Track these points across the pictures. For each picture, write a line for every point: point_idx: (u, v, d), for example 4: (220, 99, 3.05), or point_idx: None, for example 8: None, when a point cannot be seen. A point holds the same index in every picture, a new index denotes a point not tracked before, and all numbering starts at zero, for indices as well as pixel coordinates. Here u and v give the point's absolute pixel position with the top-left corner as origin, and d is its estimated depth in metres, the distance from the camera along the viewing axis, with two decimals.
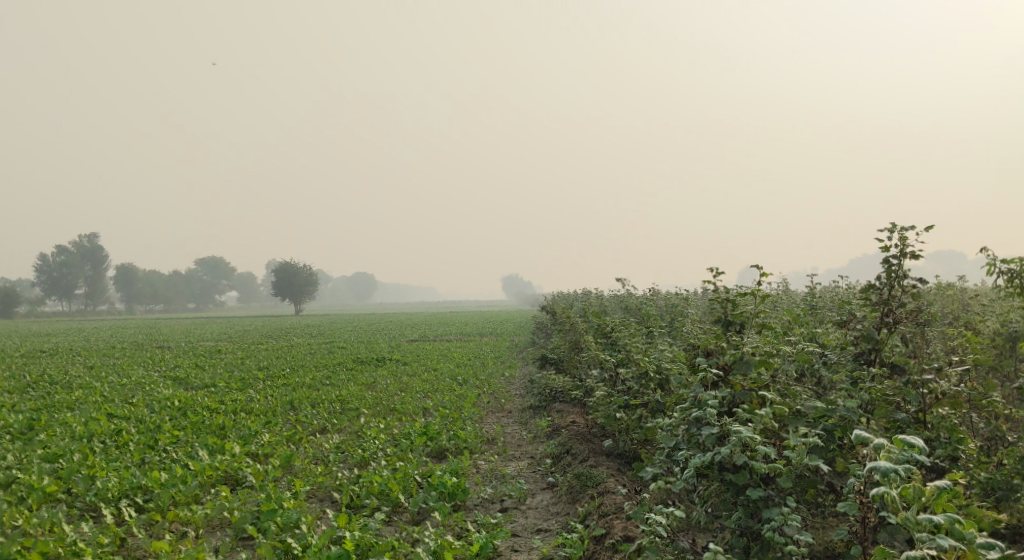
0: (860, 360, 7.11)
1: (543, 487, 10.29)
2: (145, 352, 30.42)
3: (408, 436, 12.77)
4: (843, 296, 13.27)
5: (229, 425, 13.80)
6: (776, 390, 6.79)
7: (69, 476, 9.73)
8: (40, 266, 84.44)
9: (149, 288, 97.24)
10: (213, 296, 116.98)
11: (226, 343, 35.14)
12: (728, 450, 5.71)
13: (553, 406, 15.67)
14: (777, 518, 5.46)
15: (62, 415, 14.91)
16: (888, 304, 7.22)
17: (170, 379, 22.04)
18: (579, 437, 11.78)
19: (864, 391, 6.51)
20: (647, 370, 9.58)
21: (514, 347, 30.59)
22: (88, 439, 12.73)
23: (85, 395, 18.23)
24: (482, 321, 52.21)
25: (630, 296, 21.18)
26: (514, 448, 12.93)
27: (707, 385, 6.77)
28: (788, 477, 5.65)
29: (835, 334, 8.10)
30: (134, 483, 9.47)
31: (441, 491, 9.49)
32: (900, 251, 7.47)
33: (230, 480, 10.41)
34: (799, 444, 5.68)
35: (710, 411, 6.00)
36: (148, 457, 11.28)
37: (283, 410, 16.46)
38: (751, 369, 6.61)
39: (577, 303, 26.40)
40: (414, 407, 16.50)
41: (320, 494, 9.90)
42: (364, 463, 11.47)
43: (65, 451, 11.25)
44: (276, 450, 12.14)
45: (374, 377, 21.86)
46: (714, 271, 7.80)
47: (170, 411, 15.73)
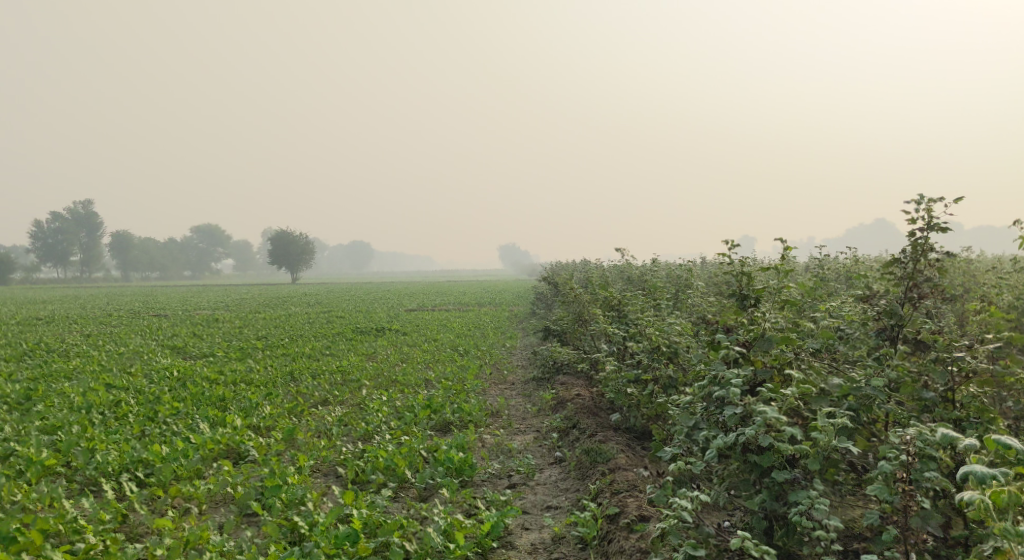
0: (883, 337, 6.96)
1: (551, 462, 10.13)
2: (143, 320, 30.13)
3: (412, 409, 12.59)
4: (855, 268, 13.03)
5: (230, 396, 13.61)
6: (798, 368, 6.56)
7: (68, 449, 9.53)
8: (35, 233, 83.77)
9: (145, 256, 96.74)
10: (209, 264, 116.51)
11: (223, 311, 34.92)
12: (753, 432, 5.52)
13: (556, 378, 15.50)
14: (804, 502, 5.33)
15: (59, 385, 14.70)
16: (912, 278, 7.00)
17: (167, 348, 21.82)
18: (586, 411, 11.59)
19: (891, 368, 6.31)
20: (658, 345, 9.38)
21: (514, 317, 30.42)
22: (87, 410, 12.54)
23: (82, 364, 18.02)
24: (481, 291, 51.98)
25: (633, 266, 20.91)
26: (519, 421, 12.76)
27: (728, 363, 6.56)
28: (815, 459, 5.47)
29: (855, 309, 7.85)
30: (135, 457, 9.28)
31: (448, 467, 9.36)
32: (926, 224, 7.24)
33: (232, 455, 10.24)
34: (827, 425, 5.49)
35: (733, 390, 5.79)
36: (148, 429, 11.10)
37: (283, 381, 16.28)
38: (773, 346, 6.40)
39: (577, 273, 26.16)
40: (415, 379, 16.32)
41: (325, 469, 9.74)
42: (368, 436, 11.32)
43: (64, 423, 11.05)
44: (278, 422, 11.96)
45: (374, 347, 21.67)
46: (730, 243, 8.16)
47: (170, 382, 15.54)
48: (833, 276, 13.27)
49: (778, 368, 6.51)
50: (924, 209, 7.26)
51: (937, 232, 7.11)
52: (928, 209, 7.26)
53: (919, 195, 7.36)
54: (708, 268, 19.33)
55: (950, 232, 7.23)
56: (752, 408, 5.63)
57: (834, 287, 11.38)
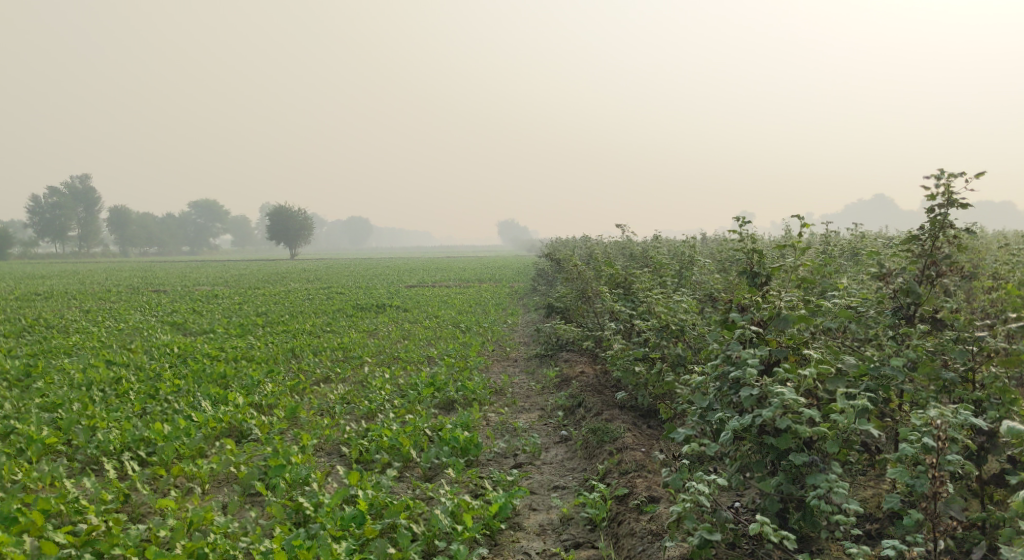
0: (899, 316, 6.74)
1: (557, 441, 10.04)
2: (142, 296, 29.95)
3: (415, 387, 12.47)
4: (863, 245, 12.83)
5: (231, 374, 13.50)
6: (814, 348, 6.39)
7: (69, 427, 9.42)
8: (33, 207, 83.38)
9: (143, 231, 96.37)
10: (208, 239, 116.09)
11: (223, 287, 34.78)
12: (770, 414, 5.38)
13: (560, 355, 15.39)
14: (822, 485, 5.21)
15: (59, 362, 14.57)
16: (930, 255, 6.80)
17: (167, 324, 21.70)
18: (591, 389, 11.48)
19: (910, 348, 6.10)
20: (667, 323, 9.20)
21: (515, 294, 30.27)
22: (87, 387, 12.42)
23: (82, 340, 17.90)
24: (480, 267, 51.83)
25: (635, 242, 20.69)
26: (523, 399, 12.65)
27: (742, 342, 6.40)
28: (834, 442, 5.34)
29: (870, 287, 7.68)
30: (136, 435, 9.17)
31: (453, 447, 9.26)
32: (945, 200, 7.04)
33: (235, 433, 10.14)
34: (847, 407, 5.35)
35: (749, 371, 5.63)
36: (149, 407, 10.99)
37: (285, 358, 16.17)
38: (789, 325, 6.24)
39: (579, 250, 25.93)
40: (418, 356, 16.22)
41: (328, 448, 9.65)
42: (371, 415, 11.23)
43: (64, 400, 10.93)
44: (280, 400, 11.85)
45: (374, 324, 21.54)
46: (742, 220, 8.07)
47: (170, 359, 15.40)
48: (841, 253, 13.07)
49: (794, 347, 6.35)
50: (944, 185, 7.06)
51: (957, 209, 6.90)
52: (947, 185, 7.05)
53: (938, 171, 7.16)
54: (711, 246, 19.14)
55: (971, 209, 7.01)
56: (770, 389, 5.48)
57: (843, 266, 11.19)
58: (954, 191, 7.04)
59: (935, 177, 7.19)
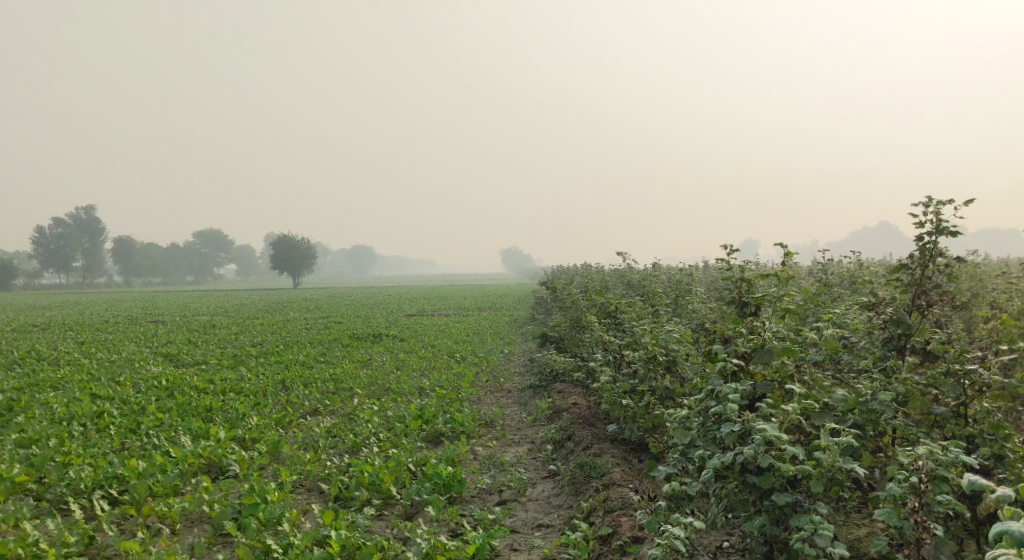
0: (890, 347, 6.45)
1: (545, 476, 9.76)
2: (138, 327, 29.74)
3: (402, 420, 12.18)
4: (860, 273, 12.57)
5: (217, 407, 13.23)
6: (800, 380, 6.15)
7: (41, 464, 9.18)
8: (36, 239, 83.65)
9: (147, 261, 96.60)
10: (211, 269, 116.29)
11: (221, 317, 34.48)
12: (752, 452, 5.10)
13: (553, 386, 15.09)
14: (806, 527, 4.94)
15: (44, 395, 14.34)
16: (920, 284, 6.52)
17: (160, 355, 21.48)
18: (582, 422, 11.20)
19: (899, 381, 5.82)
20: (655, 354, 8.95)
21: (514, 322, 30.02)
22: (68, 421, 12.16)
23: (71, 372, 17.69)
24: (481, 295, 51.45)
25: (633, 270, 20.46)
26: (514, 432, 12.34)
27: (726, 376, 6.13)
28: (819, 481, 5.05)
29: (861, 316, 7.42)
30: (109, 473, 8.95)
31: (435, 483, 8.98)
32: (936, 227, 6.80)
33: (213, 469, 9.86)
34: (831, 444, 5.07)
35: (730, 406, 5.36)
36: (128, 442, 10.73)
37: (274, 390, 15.89)
38: (773, 358, 5.99)
39: (578, 278, 25.64)
40: (409, 387, 15.94)
41: (308, 484, 9.39)
42: (356, 449, 10.95)
43: (42, 435, 10.68)
44: (264, 434, 11.57)
45: (369, 354, 21.27)
46: (729, 248, 7.82)
47: (157, 392, 15.15)
48: (838, 282, 12.81)
49: (779, 381, 6.07)
50: (934, 211, 6.82)
51: (947, 236, 6.63)
52: (937, 211, 6.82)
53: (928, 198, 6.93)
54: (710, 274, 18.89)
55: (963, 238, 6.74)
56: (751, 425, 5.22)
57: (838, 292, 10.96)
58: (944, 219, 6.79)
59: (925, 205, 6.96)
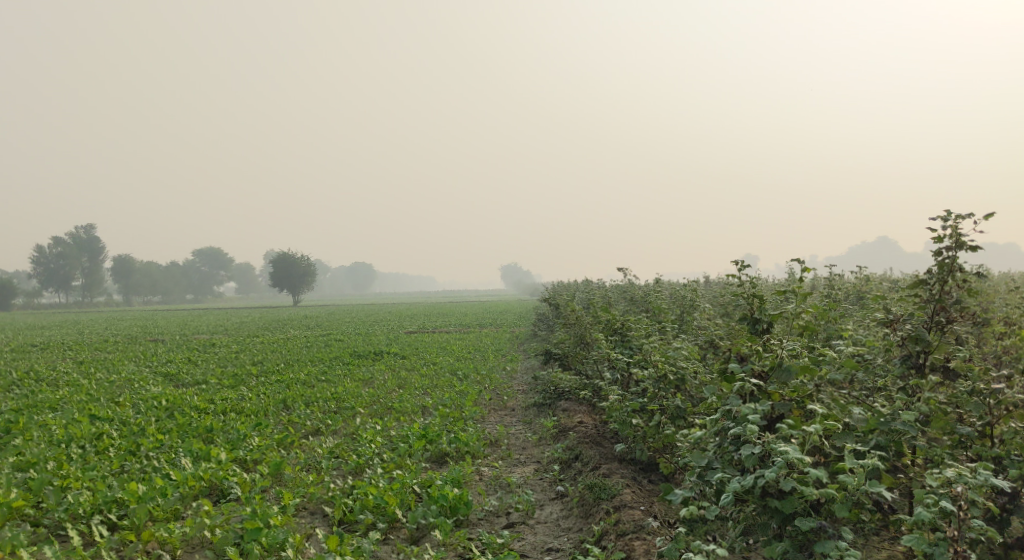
0: (908, 364, 6.30)
1: (553, 497, 9.58)
2: (138, 346, 29.48)
3: (406, 439, 11.99)
4: (867, 288, 12.45)
5: (217, 427, 13.03)
6: (819, 400, 6.01)
7: (39, 488, 9.00)
8: (36, 258, 83.58)
9: (146, 280, 96.43)
10: (211, 287, 116.16)
11: (221, 336, 34.27)
12: (773, 475, 4.95)
13: (558, 404, 14.92)
14: (832, 553, 4.78)
15: (42, 417, 14.14)
16: (939, 300, 6.38)
17: (160, 375, 21.26)
18: (589, 441, 11.01)
19: (921, 401, 5.66)
20: (665, 372, 8.79)
21: (516, 339, 29.81)
22: (66, 443, 11.97)
23: (70, 393, 17.47)
24: (482, 312, 51.24)
25: (636, 286, 20.31)
26: (519, 452, 12.15)
27: (743, 396, 6.00)
28: (844, 506, 4.91)
29: (876, 333, 7.28)
30: (108, 496, 8.78)
31: (442, 505, 8.80)
32: (954, 242, 6.67)
33: (214, 492, 9.67)
34: (857, 466, 4.94)
35: (750, 428, 5.22)
36: (128, 465, 10.54)
37: (275, 410, 15.70)
38: (792, 377, 5.86)
39: (580, 294, 25.48)
40: (412, 406, 15.75)
41: (311, 508, 9.20)
42: (359, 470, 10.76)
43: (40, 458, 10.49)
44: (266, 455, 11.38)
45: (370, 372, 21.05)
46: (740, 264, 7.65)
47: (157, 412, 14.96)
48: (845, 297, 12.67)
49: (798, 401, 5.94)
50: (952, 226, 6.69)
51: (967, 251, 6.50)
52: (955, 226, 6.70)
53: (946, 213, 6.80)
54: (713, 289, 18.76)
55: (982, 252, 6.61)
56: (772, 447, 5.08)
57: (848, 308, 10.83)
58: (963, 233, 6.65)
59: (942, 219, 6.84)
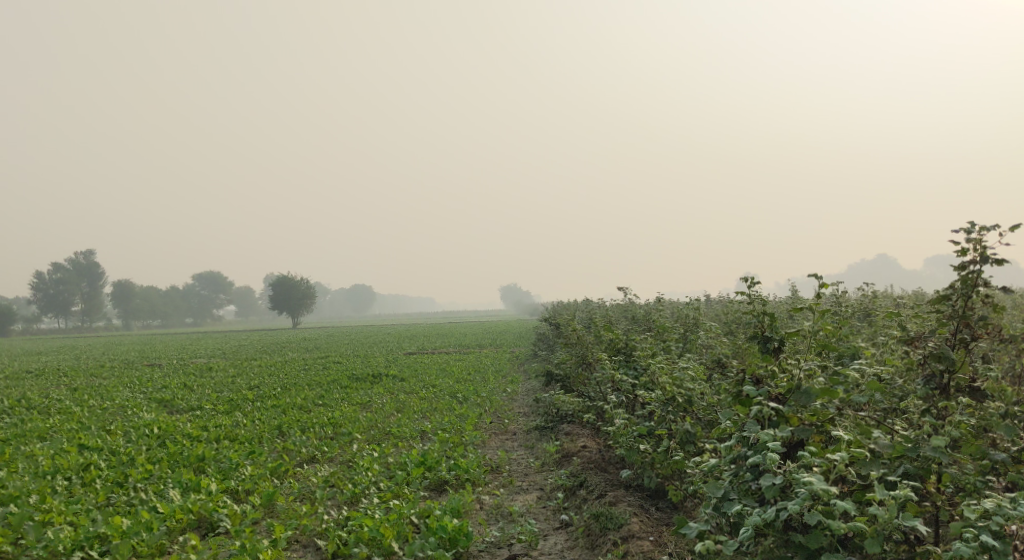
0: (932, 386, 6.07)
1: (556, 527, 9.18)
2: (134, 372, 29.01)
3: (404, 466, 11.58)
4: (876, 305, 12.11)
5: (209, 455, 12.60)
6: (841, 424, 5.83)
7: (19, 524, 8.63)
8: (34, 284, 83.26)
9: (145, 305, 95.94)
10: (211, 311, 115.65)
11: (218, 360, 33.64)
12: (797, 507, 4.93)
13: (561, 427, 14.53)
14: None
15: (29, 447, 13.70)
16: (964, 316, 6.05)
17: (154, 402, 20.76)
18: (593, 467, 10.60)
19: (954, 424, 5.70)
20: (674, 396, 8.44)
21: (517, 360, 29.22)
22: (52, 475, 11.54)
23: (60, 421, 17.00)
24: (483, 332, 50.57)
25: (638, 305, 19.84)
26: (521, 478, 11.74)
27: (761, 421, 5.79)
28: (875, 540, 5.00)
29: (895, 352, 6.94)
30: (91, 532, 8.45)
31: (441, 537, 8.45)
32: (977, 255, 6.36)
33: (203, 525, 9.26)
34: (887, 498, 4.99)
35: (770, 458, 5.19)
36: (114, 497, 10.13)
37: (271, 436, 15.27)
38: (811, 400, 5.61)
39: (580, 314, 25.03)
40: (411, 430, 15.33)
41: (304, 540, 8.84)
42: (355, 500, 10.33)
43: (23, 491, 10.07)
44: (258, 485, 10.95)
45: (368, 396, 20.56)
46: (749, 280, 7.23)
47: (148, 441, 14.51)
48: (852, 314, 12.31)
49: (818, 425, 5.71)
50: (975, 239, 6.38)
51: (992, 265, 6.17)
52: (977, 238, 6.38)
53: (968, 225, 6.49)
54: (717, 307, 18.34)
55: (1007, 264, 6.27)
56: (794, 478, 5.06)
57: (857, 325, 10.51)
58: (988, 245, 6.31)
59: (965, 231, 6.52)
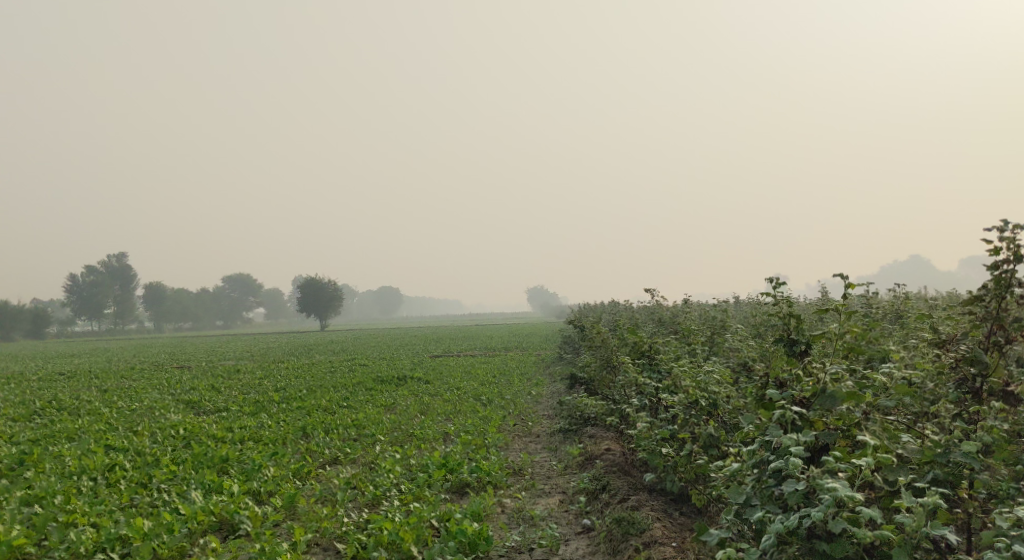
0: (964, 389, 5.92)
1: (578, 531, 9.03)
2: (165, 373, 29.39)
3: (425, 469, 11.50)
4: (907, 306, 11.78)
5: (233, 457, 12.64)
6: (868, 429, 5.62)
7: (43, 525, 8.70)
8: (69, 287, 84.89)
9: (176, 307, 97.35)
10: (240, 313, 116.99)
11: (247, 361, 33.97)
12: (821, 515, 4.75)
13: (585, 430, 14.38)
14: None
15: (58, 447, 13.86)
16: (997, 318, 5.83)
17: (182, 403, 20.95)
18: (616, 471, 10.43)
19: (986, 429, 5.48)
20: (697, 399, 8.25)
21: (542, 362, 29.07)
22: (78, 475, 11.65)
23: (89, 422, 17.21)
24: (509, 334, 50.45)
25: (664, 307, 19.60)
26: (544, 481, 11.60)
27: (784, 425, 5.61)
28: (903, 549, 4.80)
29: (925, 355, 6.71)
30: (113, 534, 8.49)
31: (460, 541, 8.35)
32: (1011, 255, 6.11)
33: (225, 527, 9.25)
34: (915, 506, 4.79)
35: (793, 463, 5.00)
36: (137, 498, 10.17)
37: (295, 438, 15.30)
38: (837, 405, 5.42)
39: (606, 316, 24.81)
40: (433, 432, 15.27)
41: (324, 543, 8.79)
42: (376, 502, 10.27)
43: (49, 492, 10.16)
44: (280, 486, 10.95)
45: (393, 398, 20.56)
46: (774, 281, 7.05)
47: (174, 442, 14.62)
48: (883, 316, 11.99)
49: (843, 429, 5.52)
50: (1009, 237, 6.13)
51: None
52: (1011, 237, 6.13)
53: (1002, 223, 6.25)
54: (744, 309, 18.05)
55: None
56: (818, 484, 4.89)
57: (888, 327, 10.21)
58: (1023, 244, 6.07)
59: (998, 229, 6.28)
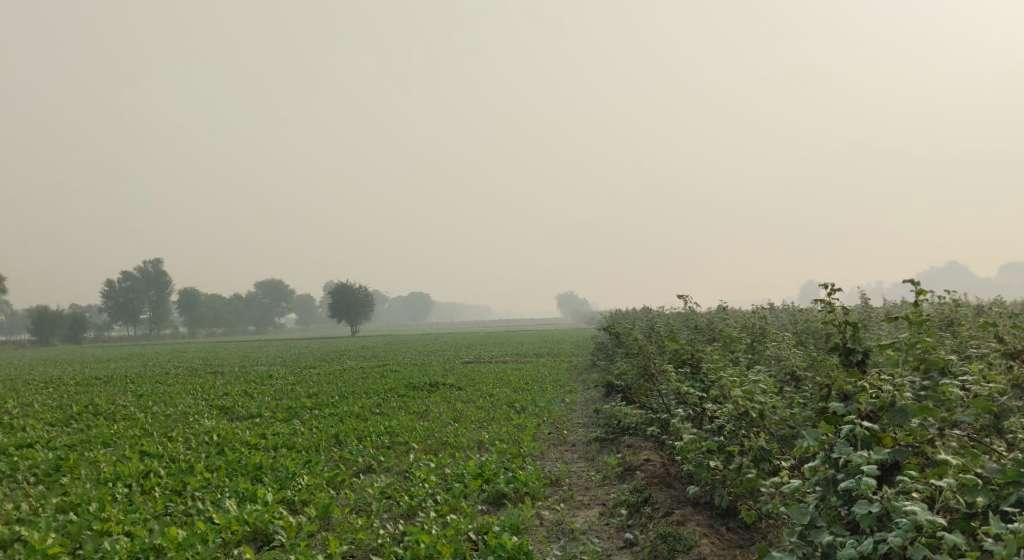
0: None
1: (620, 546, 8.71)
2: (199, 378, 29.56)
3: (461, 478, 11.25)
4: (961, 314, 11.27)
5: (267, 464, 12.52)
6: (941, 447, 5.26)
7: (77, 533, 8.61)
8: (106, 293, 86.41)
9: (210, 313, 98.60)
10: (273, 319, 118.17)
11: (279, 367, 34.10)
12: (899, 540, 4.40)
13: (622, 440, 14.03)
14: None
15: (93, 453, 13.85)
16: None
17: (215, 408, 20.99)
18: (657, 482, 10.09)
19: None
20: (746, 410, 7.89)
21: (575, 369, 28.71)
22: (113, 482, 11.59)
23: (125, 427, 17.26)
24: (539, 340, 50.12)
25: (701, 313, 19.14)
26: (582, 492, 11.29)
27: (851, 441, 5.28)
28: None
29: (996, 366, 6.31)
30: (146, 544, 8.37)
31: (500, 555, 8.08)
32: None
33: (259, 538, 9.08)
34: (1003, 533, 4.41)
35: (866, 483, 4.66)
36: (171, 506, 10.05)
37: (327, 445, 15.16)
38: (908, 419, 5.10)
39: (640, 322, 24.39)
40: (467, 441, 15.02)
41: (359, 555, 8.59)
42: (411, 513, 10.05)
43: (84, 499, 10.08)
44: (314, 495, 10.78)
45: (426, 405, 20.37)
46: (830, 288, 6.74)
47: (208, 449, 14.56)
48: (935, 323, 11.48)
49: (916, 446, 5.17)
50: None
51: None
52: None
53: None
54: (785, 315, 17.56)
55: None
56: (894, 507, 4.53)
57: (943, 336, 9.74)
58: None
59: None
